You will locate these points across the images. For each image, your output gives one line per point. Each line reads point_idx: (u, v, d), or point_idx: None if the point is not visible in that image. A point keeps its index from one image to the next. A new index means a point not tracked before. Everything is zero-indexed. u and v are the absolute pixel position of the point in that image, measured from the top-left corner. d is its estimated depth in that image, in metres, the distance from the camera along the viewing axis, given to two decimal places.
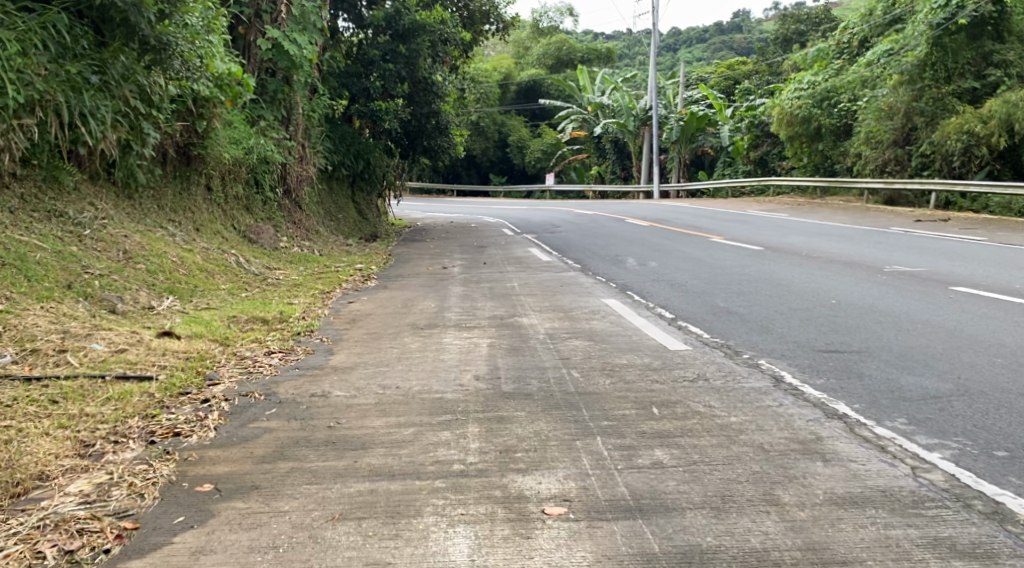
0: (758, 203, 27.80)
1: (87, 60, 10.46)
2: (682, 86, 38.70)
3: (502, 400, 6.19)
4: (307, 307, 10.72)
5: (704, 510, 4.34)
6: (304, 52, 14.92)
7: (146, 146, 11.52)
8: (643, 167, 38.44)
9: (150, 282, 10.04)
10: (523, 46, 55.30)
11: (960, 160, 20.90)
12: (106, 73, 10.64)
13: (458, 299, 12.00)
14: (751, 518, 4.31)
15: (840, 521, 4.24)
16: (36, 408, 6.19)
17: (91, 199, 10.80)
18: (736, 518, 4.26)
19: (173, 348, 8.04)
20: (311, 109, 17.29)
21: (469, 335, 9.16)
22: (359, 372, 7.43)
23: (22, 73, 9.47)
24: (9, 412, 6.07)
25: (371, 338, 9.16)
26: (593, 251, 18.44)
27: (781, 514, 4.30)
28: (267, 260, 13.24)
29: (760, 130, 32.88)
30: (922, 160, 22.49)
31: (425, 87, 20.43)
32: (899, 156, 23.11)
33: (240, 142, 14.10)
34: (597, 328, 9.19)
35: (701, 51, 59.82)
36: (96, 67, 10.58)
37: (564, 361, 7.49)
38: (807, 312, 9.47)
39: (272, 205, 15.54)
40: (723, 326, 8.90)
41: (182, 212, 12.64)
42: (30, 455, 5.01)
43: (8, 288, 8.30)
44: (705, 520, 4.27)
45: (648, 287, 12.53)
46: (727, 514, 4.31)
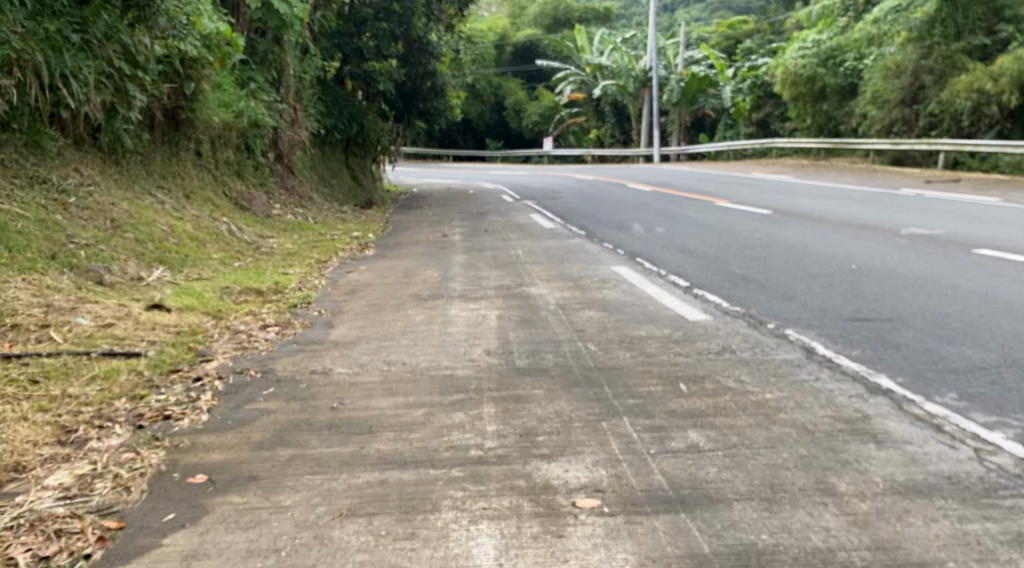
0: (759, 166, 27.38)
1: (68, 17, 9.99)
2: (682, 45, 37.95)
3: (517, 377, 5.80)
4: (303, 277, 10.29)
5: (754, 502, 3.94)
6: (296, 12, 14.33)
7: (133, 109, 11.09)
8: (643, 131, 37.97)
9: (139, 252, 9.62)
10: (519, 8, 54.41)
11: (970, 118, 20.53)
12: (87, 30, 10.16)
13: (461, 268, 11.58)
14: (807, 511, 3.91)
15: (908, 514, 3.84)
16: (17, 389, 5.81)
17: (75, 165, 10.38)
18: (791, 513, 3.86)
19: (163, 322, 7.63)
20: (304, 73, 16.83)
21: (474, 307, 8.76)
22: (362, 347, 7.04)
23: None
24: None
25: (373, 310, 8.75)
26: (597, 217, 17.98)
27: (840, 506, 3.91)
28: (260, 228, 12.80)
29: (762, 91, 32.35)
30: (930, 119, 21.99)
31: (420, 47, 19.89)
32: (906, 116, 22.76)
33: (230, 106, 13.60)
34: (609, 298, 8.78)
35: (698, 11, 58.90)
36: (77, 25, 10.10)
37: (579, 333, 7.10)
38: (827, 277, 9.03)
39: (263, 170, 15.14)
40: (741, 294, 8.47)
41: (172, 178, 12.17)
42: (5, 443, 4.63)
43: None
44: (755, 514, 3.87)
45: (656, 254, 12.08)
46: (780, 507, 3.91)
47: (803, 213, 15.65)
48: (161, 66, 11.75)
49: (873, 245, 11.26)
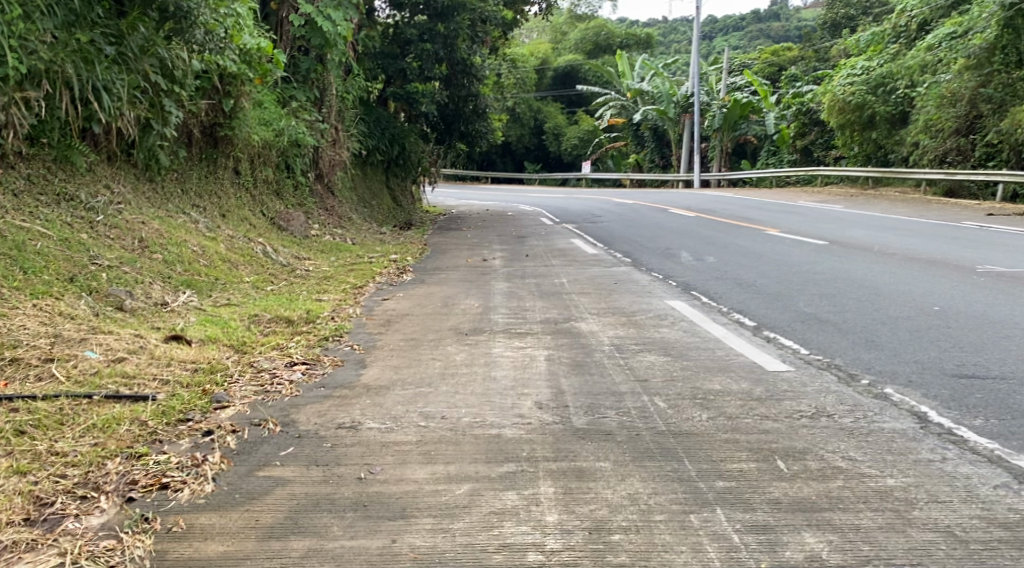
0: (808, 194, 26.27)
1: (102, 29, 9.27)
2: (725, 71, 37.14)
3: (577, 442, 4.92)
4: (337, 305, 9.45)
5: None
6: (339, 30, 13.48)
7: (169, 125, 10.32)
8: (683, 156, 36.95)
9: (165, 275, 8.81)
10: (561, 32, 53.81)
11: None
12: (122, 43, 9.48)
13: (503, 297, 10.73)
14: None
15: None
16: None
17: (107, 181, 9.59)
18: None
19: (180, 358, 6.81)
20: (345, 91, 16.11)
21: (520, 345, 7.90)
22: (396, 396, 6.17)
23: (25, 41, 8.20)
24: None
25: (409, 346, 7.90)
26: (642, 243, 17.08)
27: None
28: (296, 250, 12.01)
29: (807, 118, 31.19)
30: (987, 149, 20.77)
31: (463, 69, 19.11)
32: (961, 146, 21.55)
33: (269, 123, 12.92)
34: (671, 338, 7.86)
35: (738, 40, 57.71)
36: (113, 37, 9.44)
37: (643, 384, 6.18)
38: (913, 321, 8.01)
39: (303, 190, 14.37)
40: (820, 338, 7.50)
41: (208, 197, 11.40)
42: None
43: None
44: None
45: (713, 286, 11.13)
46: None
47: (864, 243, 14.65)
48: (199, 81, 10.93)
49: (952, 282, 10.19)
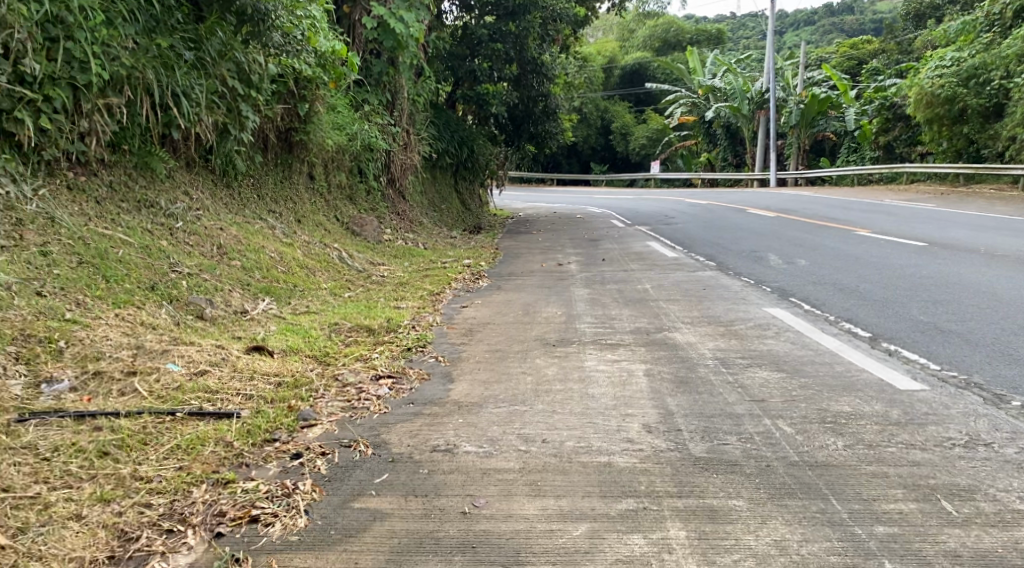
0: (893, 192, 25.19)
1: (182, 34, 9.00)
2: (802, 66, 36.03)
3: (700, 474, 4.44)
4: (416, 313, 9.02)
5: None
6: (411, 32, 13.06)
7: (246, 131, 9.96)
8: (758, 154, 35.99)
9: (244, 281, 8.46)
10: (629, 30, 53.03)
11: None
12: (201, 48, 9.22)
13: (586, 304, 10.19)
14: None
15: None
16: (81, 466, 4.82)
17: (186, 187, 9.29)
18: None
19: (262, 370, 6.41)
20: (416, 94, 15.70)
21: (613, 358, 7.36)
22: (489, 415, 5.69)
23: (108, 46, 7.93)
24: (47, 468, 4.77)
25: (496, 358, 7.43)
26: (725, 245, 16.39)
27: None
28: (371, 255, 11.63)
29: (891, 113, 29.93)
30: None
31: (534, 69, 18.65)
32: None
33: (343, 128, 12.59)
34: (779, 352, 7.28)
35: (810, 35, 56.11)
36: (191, 42, 9.14)
37: (760, 407, 5.63)
38: None
39: (376, 195, 13.95)
40: (947, 352, 7.00)
41: (283, 202, 11.04)
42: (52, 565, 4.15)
43: (81, 292, 6.81)
44: None
45: (811, 293, 10.49)
46: None
47: (965, 245, 13.85)
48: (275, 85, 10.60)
49: None
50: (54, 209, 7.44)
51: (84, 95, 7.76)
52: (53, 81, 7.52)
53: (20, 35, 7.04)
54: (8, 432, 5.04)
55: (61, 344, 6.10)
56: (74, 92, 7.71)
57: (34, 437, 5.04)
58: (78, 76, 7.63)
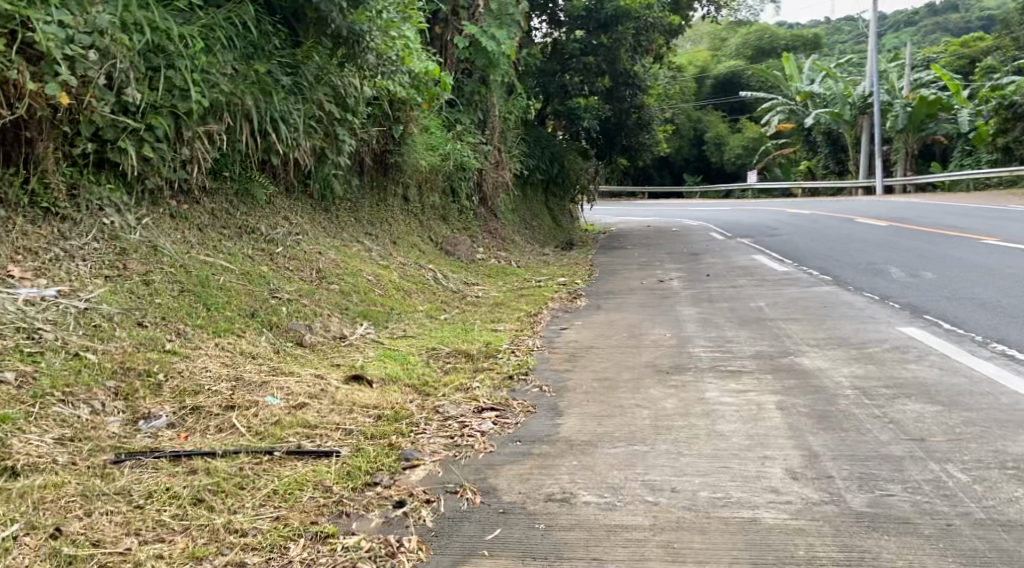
0: (1014, 197, 23.64)
1: (279, 59, 8.66)
2: (908, 67, 34.40)
3: (866, 535, 4.00)
4: (515, 337, 8.41)
5: None
6: (504, 48, 12.69)
7: (343, 155, 9.55)
8: (862, 161, 34.60)
9: (343, 306, 8.02)
10: (721, 38, 51.88)
11: None
12: (298, 73, 8.82)
13: (696, 325, 9.47)
14: None
15: None
16: (174, 516, 4.38)
17: (285, 213, 8.95)
18: None
19: (362, 402, 5.89)
20: (507, 111, 15.19)
21: (736, 389, 6.57)
22: (606, 456, 5.06)
23: (206, 73, 7.57)
24: (140, 518, 4.35)
25: (606, 388, 6.62)
26: (838, 258, 15.46)
27: None
28: (466, 275, 11.10)
29: (1010, 113, 28.27)
30: None
31: (626, 80, 18.07)
32: None
33: (437, 148, 12.16)
34: (928, 379, 6.49)
35: (912, 35, 53.91)
36: (288, 68, 8.78)
37: (921, 450, 4.89)
38: None
39: (468, 214, 13.46)
40: None
41: (380, 225, 10.65)
42: None
43: (180, 320, 6.43)
44: None
45: (945, 309, 9.60)
46: None
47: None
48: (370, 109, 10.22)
49: None
50: (158, 236, 7.14)
51: (185, 122, 7.37)
52: (154, 110, 7.13)
53: (123, 64, 6.68)
54: (103, 474, 4.66)
55: (160, 378, 5.67)
56: (175, 120, 7.32)
57: (129, 482, 4.63)
58: (180, 104, 7.22)
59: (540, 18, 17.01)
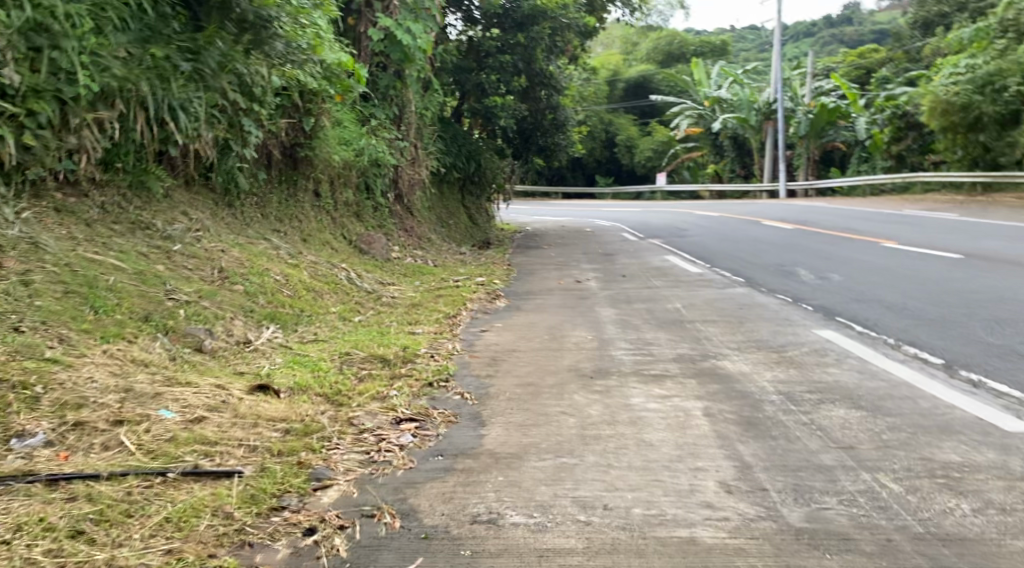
0: (908, 202, 24.33)
1: (178, 43, 8.04)
2: (810, 76, 35.14)
3: (810, 555, 3.91)
4: (434, 340, 8.12)
5: None
6: (419, 43, 12.34)
7: (248, 146, 9.20)
8: (767, 166, 35.26)
9: (247, 307, 7.59)
10: (631, 43, 52.44)
11: None
12: (200, 59, 8.15)
13: (617, 326, 9.35)
14: None
15: None
16: (49, 552, 4.02)
17: (184, 208, 8.54)
18: None
19: (267, 415, 5.57)
20: (424, 107, 14.88)
21: (661, 394, 6.43)
22: (534, 470, 4.85)
23: (96, 56, 7.12)
24: (8, 557, 3.97)
25: (529, 395, 6.42)
26: (748, 259, 15.61)
27: None
28: (380, 274, 10.75)
29: (903, 122, 29.62)
30: None
31: (543, 81, 17.91)
32: None
33: (349, 142, 11.79)
34: (850, 383, 6.46)
35: (811, 45, 55.42)
36: (189, 52, 8.14)
37: (854, 458, 4.81)
38: None
39: (383, 211, 13.09)
40: None
41: (289, 221, 10.27)
42: None
43: (65, 325, 5.99)
44: None
45: (857, 310, 9.70)
46: None
47: (1006, 256, 13.01)
48: (279, 99, 9.74)
49: None
50: (39, 232, 6.72)
51: (71, 109, 6.96)
52: (37, 94, 6.66)
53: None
54: None
55: (38, 391, 5.21)
56: (61, 106, 6.93)
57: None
58: (65, 88, 6.80)
59: (455, 15, 16.93)
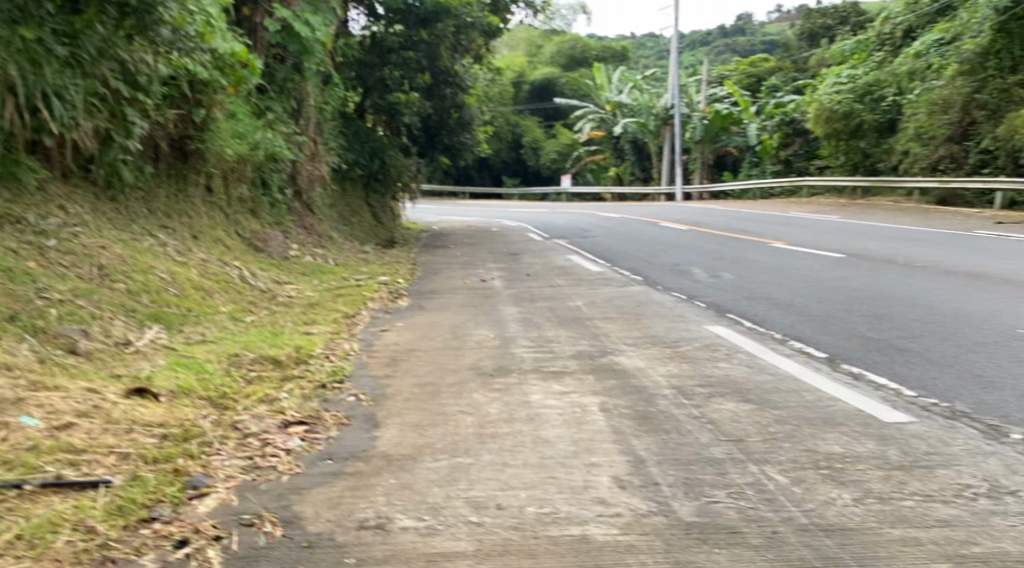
0: (795, 205, 25.08)
1: (52, 25, 7.50)
2: (704, 83, 35.81)
3: (700, 549, 3.98)
4: (330, 341, 8.01)
5: None
6: (319, 35, 12.28)
7: (133, 138, 8.97)
8: (665, 169, 35.95)
9: (129, 307, 7.36)
10: (535, 45, 52.85)
11: None
12: (77, 44, 7.79)
13: (519, 324, 9.38)
14: None
15: None
16: None
17: (61, 201, 8.26)
18: None
19: (145, 419, 5.40)
20: (323, 101, 14.70)
21: (559, 391, 6.46)
22: (427, 471, 4.82)
23: None
24: None
25: (427, 394, 6.39)
26: (646, 258, 15.87)
27: None
28: (275, 273, 10.54)
29: (790, 128, 30.50)
30: (982, 157, 19.53)
31: (448, 79, 17.80)
32: (954, 153, 20.09)
33: (245, 137, 11.36)
34: (741, 377, 6.59)
35: (707, 53, 56.78)
36: (65, 36, 7.73)
37: (743, 451, 4.91)
38: (1007, 349, 6.99)
39: (280, 208, 12.85)
40: (910, 372, 6.51)
41: (178, 217, 9.98)
42: None
43: None
44: None
45: (748, 307, 9.95)
46: None
47: (887, 255, 13.54)
48: (166, 89, 9.50)
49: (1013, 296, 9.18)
50: None
51: None
52: None
53: None
54: None
55: None
56: None
57: None
58: None
59: (358, 10, 16.76)
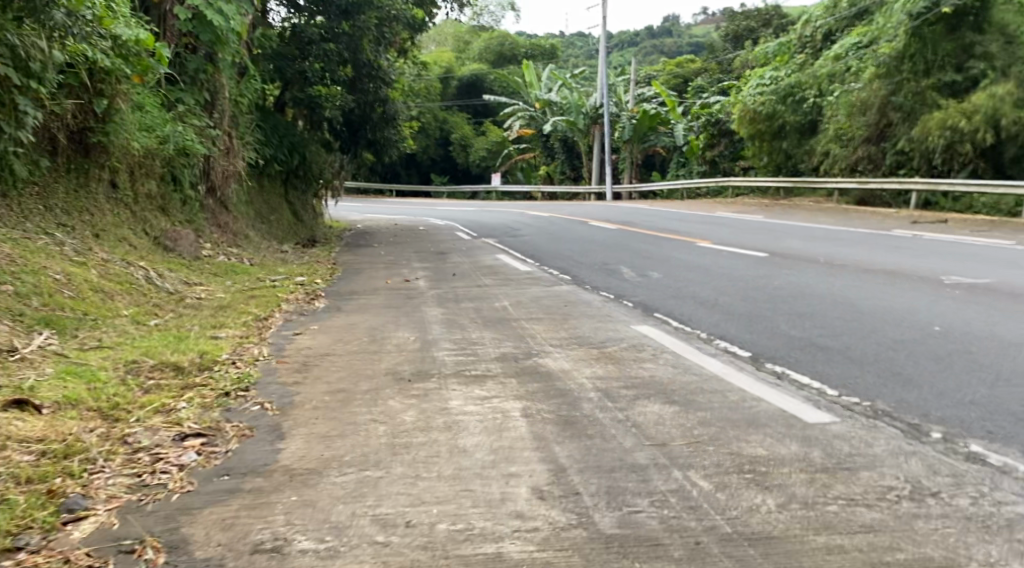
0: (719, 205, 25.30)
1: None
2: (632, 83, 35.78)
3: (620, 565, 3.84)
4: (238, 345, 7.70)
5: None
6: (232, 25, 11.69)
7: (24, 128, 8.40)
8: (594, 169, 36.04)
9: (16, 312, 6.98)
10: (463, 42, 52.47)
11: (942, 157, 18.23)
12: None
13: (441, 326, 9.17)
14: None
15: None
16: None
17: None
18: None
19: (21, 434, 5.07)
20: (239, 94, 14.29)
21: (480, 395, 6.28)
22: (332, 487, 4.60)
23: None
24: None
25: (340, 401, 6.16)
26: (573, 258, 15.79)
27: None
28: (185, 273, 10.18)
29: (715, 129, 30.79)
30: (897, 157, 19.92)
31: (370, 72, 17.50)
32: (872, 155, 20.54)
33: (152, 128, 11.17)
34: (663, 378, 6.49)
35: (635, 53, 57.12)
36: None
37: (663, 457, 4.78)
38: (926, 346, 7.02)
39: (194, 205, 12.44)
40: (832, 370, 6.48)
41: (76, 213, 9.53)
42: None
43: None
44: None
45: (673, 305, 9.90)
46: None
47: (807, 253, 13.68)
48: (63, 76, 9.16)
49: (932, 293, 9.27)
50: None
51: None
52: None
53: None
54: None
55: None
56: None
57: None
58: None
59: (277, 1, 16.30)
